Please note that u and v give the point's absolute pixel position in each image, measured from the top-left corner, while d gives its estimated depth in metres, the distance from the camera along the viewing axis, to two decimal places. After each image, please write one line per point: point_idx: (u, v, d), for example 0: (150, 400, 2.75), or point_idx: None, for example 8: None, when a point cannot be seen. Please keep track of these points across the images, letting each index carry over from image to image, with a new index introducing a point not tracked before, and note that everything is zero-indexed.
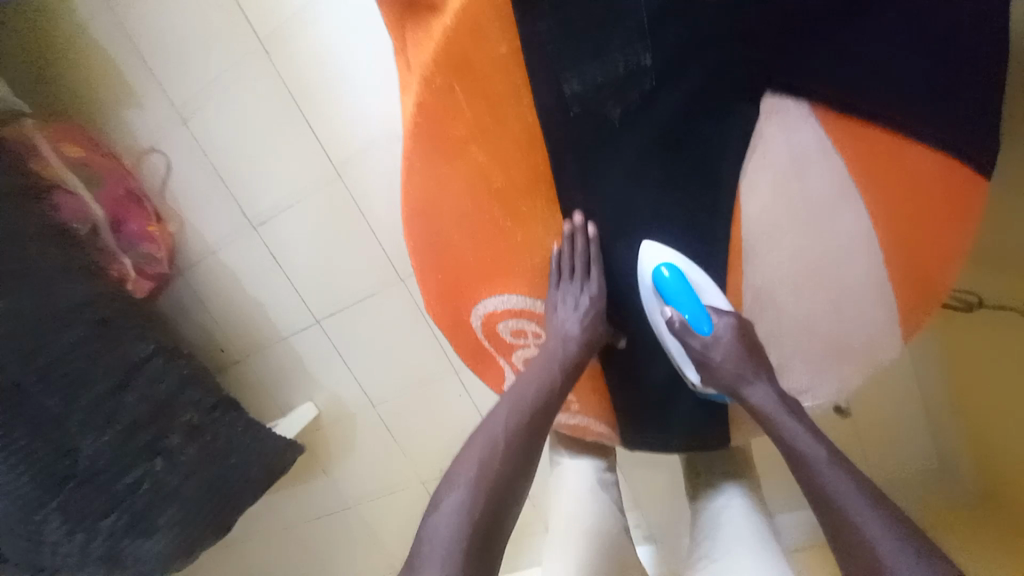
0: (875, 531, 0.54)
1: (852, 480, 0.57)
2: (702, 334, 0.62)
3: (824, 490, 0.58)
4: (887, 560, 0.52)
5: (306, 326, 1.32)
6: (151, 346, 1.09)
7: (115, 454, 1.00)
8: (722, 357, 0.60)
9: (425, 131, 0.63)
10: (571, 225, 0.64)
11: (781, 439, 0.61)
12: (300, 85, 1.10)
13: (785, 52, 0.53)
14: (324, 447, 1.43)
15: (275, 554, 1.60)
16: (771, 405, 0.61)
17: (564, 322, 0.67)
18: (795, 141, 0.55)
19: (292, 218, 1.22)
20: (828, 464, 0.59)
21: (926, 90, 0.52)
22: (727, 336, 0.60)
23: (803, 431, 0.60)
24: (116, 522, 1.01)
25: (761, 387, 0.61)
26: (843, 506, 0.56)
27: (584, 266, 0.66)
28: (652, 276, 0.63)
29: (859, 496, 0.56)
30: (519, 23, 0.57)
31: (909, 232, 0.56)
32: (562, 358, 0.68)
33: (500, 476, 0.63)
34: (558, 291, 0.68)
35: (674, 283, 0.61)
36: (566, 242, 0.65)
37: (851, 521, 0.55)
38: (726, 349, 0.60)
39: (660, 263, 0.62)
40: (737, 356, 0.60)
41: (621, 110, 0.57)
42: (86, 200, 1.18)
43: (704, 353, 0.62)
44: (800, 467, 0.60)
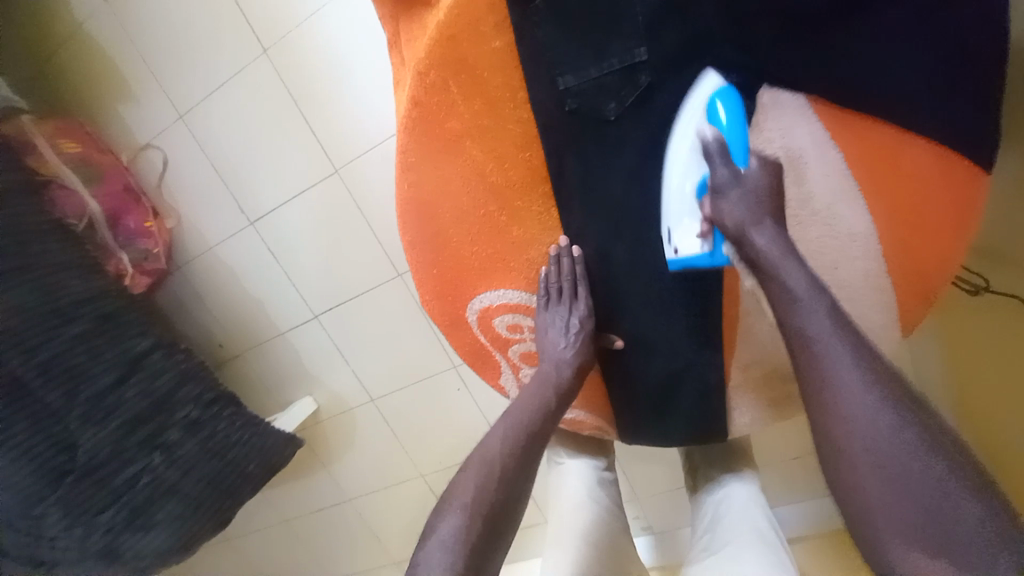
0: (877, 425, 0.46)
1: (864, 367, 0.47)
2: (736, 165, 0.54)
3: (823, 374, 0.49)
4: (851, 406, 0.47)
5: (306, 322, 1.32)
6: (151, 340, 1.08)
7: (115, 446, 1.01)
8: (742, 193, 0.53)
9: (420, 126, 0.63)
10: (558, 248, 0.66)
11: (784, 315, 0.51)
12: (297, 80, 1.10)
13: (782, 47, 0.52)
14: (324, 442, 1.44)
15: (276, 548, 1.61)
16: (779, 254, 0.51)
17: (556, 346, 0.68)
18: (792, 137, 0.54)
19: (290, 214, 1.22)
20: (840, 348, 0.48)
21: (923, 85, 0.52)
22: (760, 174, 0.53)
23: (817, 305, 0.50)
24: (116, 517, 1.01)
25: (772, 230, 0.52)
26: (824, 353, 0.49)
27: (571, 287, 0.66)
28: (711, 97, 0.54)
29: (866, 388, 0.47)
30: (514, 18, 0.56)
31: (907, 225, 0.56)
32: (557, 381, 0.69)
33: (496, 502, 0.62)
34: (548, 313, 0.68)
35: (730, 105, 0.53)
36: (553, 264, 0.66)
37: (847, 411, 0.47)
38: (752, 183, 0.52)
39: (722, 91, 0.53)
40: (762, 192, 0.52)
41: (616, 105, 0.56)
42: (85, 196, 1.17)
43: (724, 184, 0.54)
44: (802, 348, 0.50)
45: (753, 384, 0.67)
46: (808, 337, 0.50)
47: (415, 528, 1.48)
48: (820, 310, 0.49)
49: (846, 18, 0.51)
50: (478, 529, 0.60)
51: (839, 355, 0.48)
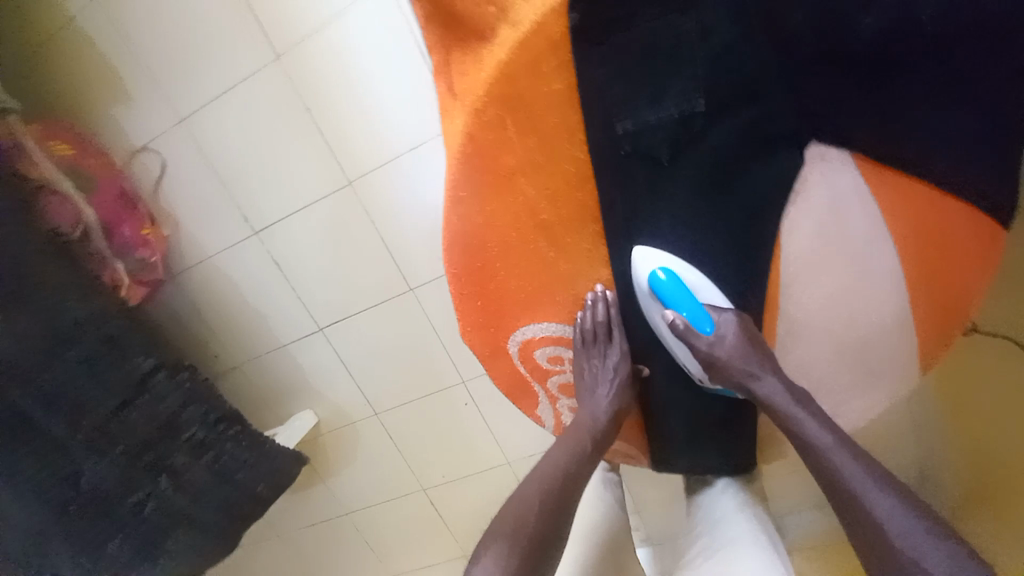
0: (911, 537, 0.53)
1: (859, 461, 0.58)
2: (705, 333, 0.63)
3: (833, 475, 0.59)
4: (888, 527, 0.55)
5: (310, 335, 1.29)
6: (156, 359, 1.06)
7: (122, 475, 0.98)
8: (727, 356, 0.62)
9: (473, 159, 0.64)
10: (593, 293, 0.68)
11: (788, 426, 0.61)
12: (313, 90, 1.07)
13: (837, 101, 0.54)
14: (324, 456, 1.42)
15: (269, 562, 1.58)
16: (783, 400, 0.61)
17: (595, 394, 0.71)
18: (836, 188, 0.57)
19: (297, 226, 1.19)
20: (837, 446, 0.59)
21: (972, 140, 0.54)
22: (730, 331, 0.62)
23: (808, 413, 0.60)
24: (121, 546, 1.00)
25: (770, 379, 0.62)
26: (848, 483, 0.57)
27: (607, 331, 0.69)
28: (648, 281, 0.64)
29: (901, 515, 0.55)
30: (576, 61, 0.59)
31: (936, 279, 0.59)
32: (591, 428, 0.70)
33: (543, 537, 0.64)
34: (586, 358, 0.71)
35: (671, 286, 0.63)
36: (588, 309, 0.69)
37: (864, 505, 0.56)
38: (730, 347, 0.62)
39: (654, 266, 0.63)
40: (742, 351, 0.61)
41: (671, 150, 0.59)
42: (78, 204, 1.12)
43: (709, 352, 0.63)
44: (833, 485, 0.59)
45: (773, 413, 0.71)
46: (812, 441, 0.60)
47: (411, 537, 1.48)
48: (811, 413, 0.61)
49: (896, 75, 0.52)
50: (513, 560, 0.62)
51: (840, 455, 0.59)
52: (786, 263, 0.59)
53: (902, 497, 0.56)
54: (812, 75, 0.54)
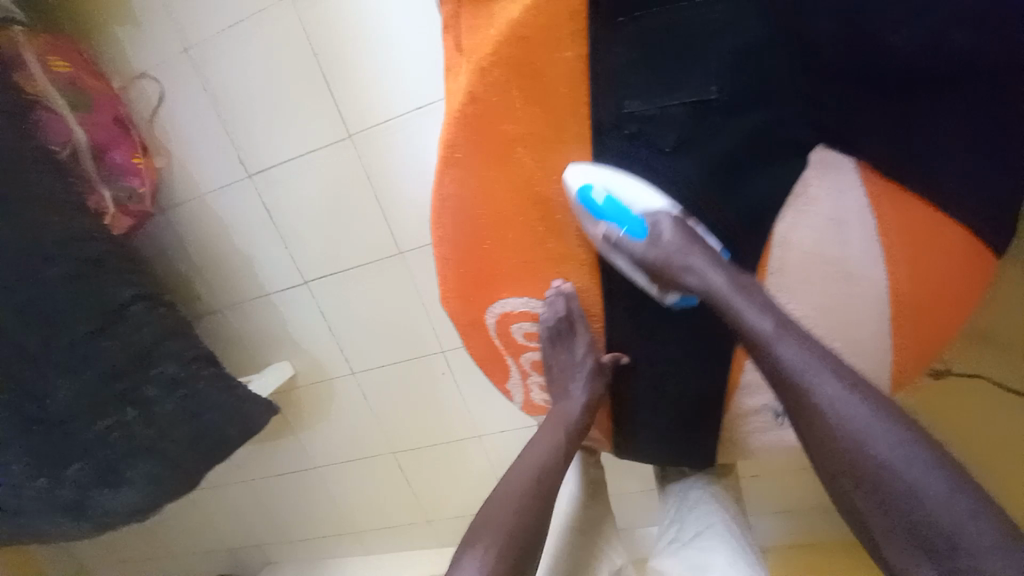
0: (883, 444, 0.52)
1: (841, 381, 0.55)
2: (636, 237, 0.62)
3: (801, 387, 0.55)
4: (859, 437, 0.52)
5: (294, 286, 1.28)
6: (136, 290, 1.05)
7: (89, 400, 0.97)
8: (666, 255, 0.60)
9: (473, 123, 0.62)
10: (553, 289, 0.69)
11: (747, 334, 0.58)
12: (323, 35, 1.03)
13: (848, 106, 0.53)
14: (297, 408, 1.42)
15: (233, 507, 1.60)
16: (728, 290, 0.58)
17: (570, 388, 0.72)
18: (837, 197, 0.55)
19: (292, 174, 1.16)
20: (828, 380, 0.55)
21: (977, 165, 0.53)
22: (667, 226, 0.60)
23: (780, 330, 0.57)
24: (81, 471, 1.00)
25: (713, 275, 0.59)
26: (816, 394, 0.54)
27: (572, 326, 0.69)
28: (581, 202, 0.62)
29: (874, 424, 0.53)
30: (592, 33, 0.57)
31: (925, 304, 0.58)
32: (569, 417, 0.72)
33: (525, 529, 0.65)
34: (558, 350, 0.72)
35: (602, 201, 0.61)
36: (549, 305, 0.69)
37: (848, 429, 0.53)
38: (669, 243, 0.60)
39: (584, 181, 0.61)
40: (681, 246, 0.59)
41: (676, 138, 0.57)
42: (71, 123, 1.08)
43: (645, 256, 0.61)
44: (797, 393, 0.56)
45: (741, 422, 0.70)
46: (794, 370, 0.55)
47: (376, 498, 1.49)
48: (786, 335, 0.56)
49: (913, 86, 0.51)
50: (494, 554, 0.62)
51: (824, 378, 0.55)
52: (773, 266, 0.59)
53: (890, 421, 0.52)
54: (825, 77, 0.53)
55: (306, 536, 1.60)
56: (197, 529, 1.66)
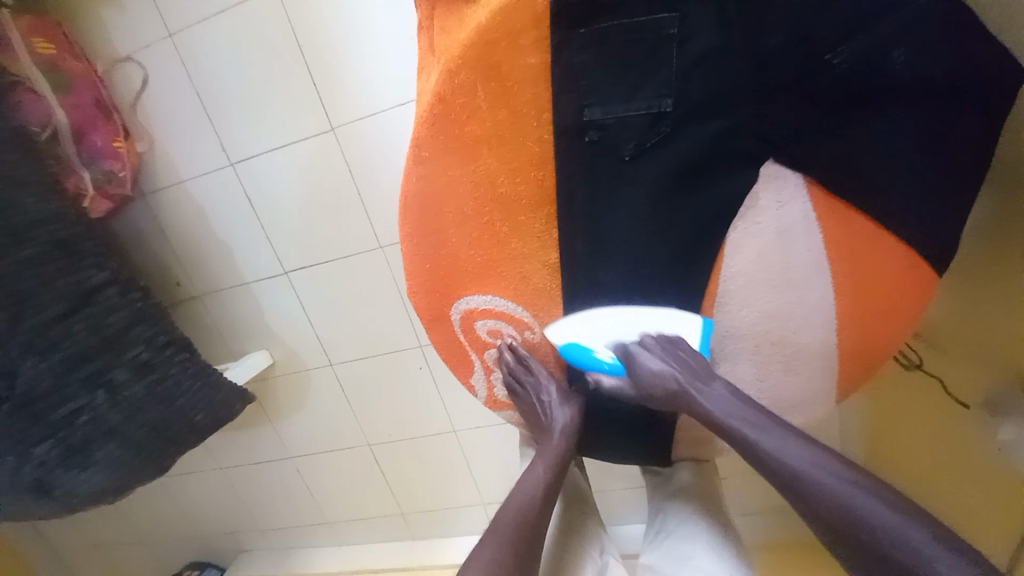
0: (839, 485, 0.56)
1: (783, 433, 0.60)
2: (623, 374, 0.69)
3: (751, 444, 0.60)
4: (815, 479, 0.57)
5: (273, 276, 1.28)
6: (109, 272, 1.06)
7: (57, 380, 0.97)
8: (654, 387, 0.65)
9: (439, 122, 0.66)
10: (496, 347, 0.76)
11: (716, 421, 0.62)
12: (306, 25, 1.04)
13: (797, 123, 0.55)
14: (274, 397, 1.43)
15: (210, 495, 1.61)
16: (709, 402, 0.63)
17: (554, 416, 0.75)
18: (786, 210, 0.57)
19: (274, 164, 1.17)
20: (772, 434, 0.60)
21: (918, 183, 0.56)
22: (645, 360, 0.66)
23: (729, 400, 0.62)
24: (50, 452, 0.98)
25: (696, 391, 0.63)
26: (765, 447, 0.59)
27: (524, 370, 0.75)
28: (568, 354, 0.70)
29: (823, 466, 0.57)
30: (555, 39, 0.59)
31: (870, 314, 0.60)
32: (557, 441, 0.74)
33: (518, 550, 0.67)
34: (529, 394, 0.76)
35: (583, 354, 0.69)
36: (503, 364, 0.76)
37: (802, 475, 0.57)
38: (651, 374, 0.65)
39: (568, 338, 0.69)
40: (662, 374, 0.64)
41: (635, 146, 0.59)
42: (50, 104, 1.09)
43: (635, 387, 0.67)
44: (748, 445, 0.61)
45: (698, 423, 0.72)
46: (742, 430, 0.61)
47: (352, 489, 1.50)
48: (735, 404, 0.62)
49: (860, 107, 0.54)
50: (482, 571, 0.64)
51: (768, 435, 0.60)
52: (726, 277, 0.60)
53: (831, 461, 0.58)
54: (782, 92, 0.54)
55: (282, 525, 1.61)
56: (173, 515, 1.66)
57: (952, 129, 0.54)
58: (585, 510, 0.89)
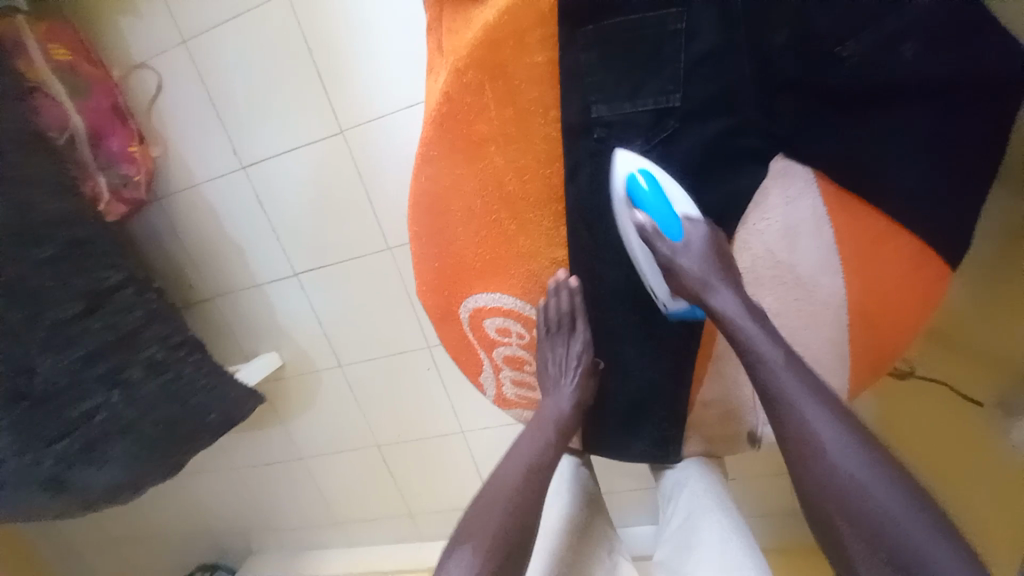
0: (854, 467, 0.53)
1: (832, 416, 0.55)
2: (672, 239, 0.60)
3: (780, 398, 0.56)
4: (832, 454, 0.53)
5: (283, 278, 1.30)
6: (125, 273, 1.09)
7: (73, 378, 0.99)
8: (688, 266, 0.59)
9: (446, 121, 0.66)
10: (555, 279, 0.69)
11: (748, 360, 0.58)
12: (316, 29, 1.05)
13: (804, 118, 0.55)
14: (284, 398, 1.44)
15: (221, 495, 1.62)
16: (737, 313, 0.58)
17: (560, 383, 0.72)
18: (795, 205, 0.57)
19: (284, 167, 1.19)
20: (808, 397, 0.55)
21: (932, 178, 0.55)
22: (699, 239, 0.59)
23: (780, 356, 0.57)
24: (66, 449, 0.99)
25: (728, 295, 0.59)
26: (794, 406, 0.55)
27: (572, 321, 0.70)
28: (625, 188, 0.60)
29: (847, 443, 0.53)
30: (562, 37, 0.59)
31: (881, 312, 0.59)
32: (559, 417, 0.72)
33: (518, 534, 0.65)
34: (550, 349, 0.73)
35: (650, 193, 0.59)
36: (552, 295, 0.69)
37: (824, 460, 0.54)
38: (694, 257, 0.59)
39: (633, 171, 0.59)
40: (708, 261, 0.59)
41: (642, 143, 0.60)
42: (67, 108, 1.11)
43: (671, 259, 0.60)
44: (775, 399, 0.56)
45: (709, 421, 0.72)
46: (774, 382, 0.56)
47: (361, 489, 1.51)
48: (790, 370, 0.56)
49: (869, 101, 0.53)
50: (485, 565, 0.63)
51: (813, 410, 0.55)
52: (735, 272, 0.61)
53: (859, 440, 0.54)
54: (787, 88, 0.55)
55: (291, 525, 1.62)
56: (185, 515, 1.68)
57: (969, 128, 0.53)
58: (586, 503, 0.88)
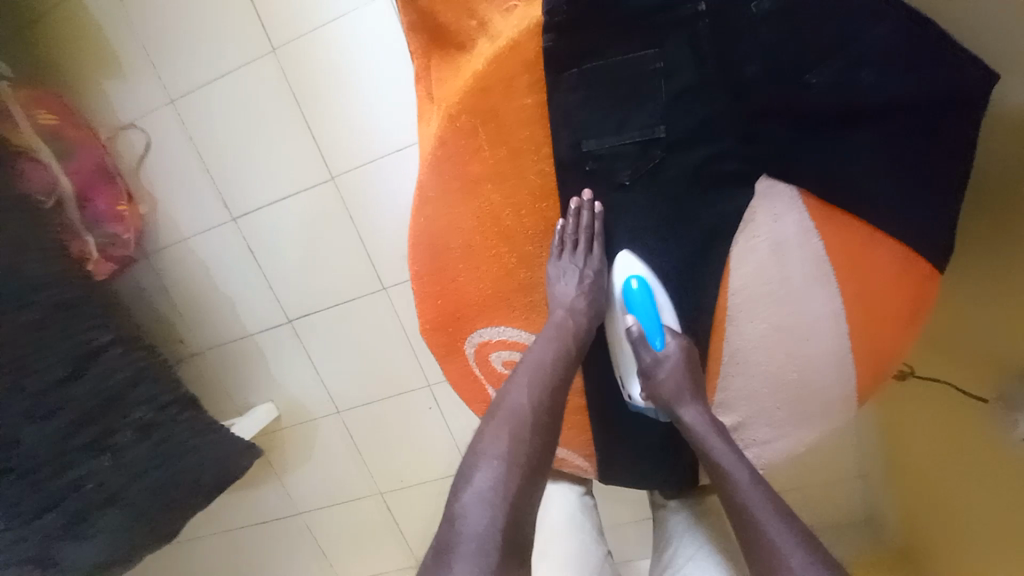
0: (808, 569, 0.54)
1: (796, 535, 0.56)
2: (656, 348, 0.67)
3: (737, 502, 0.60)
4: (787, 558, 0.55)
5: (277, 326, 1.29)
6: (111, 334, 1.06)
7: (55, 450, 0.94)
8: (665, 374, 0.65)
9: (441, 164, 0.68)
10: (579, 201, 0.66)
11: (712, 465, 0.63)
12: (303, 82, 1.09)
13: (784, 142, 0.58)
14: (281, 450, 1.39)
15: (214, 561, 1.54)
16: (704, 428, 0.64)
17: (567, 293, 0.68)
18: (782, 221, 0.59)
19: (276, 216, 1.19)
20: (765, 504, 0.59)
21: (904, 190, 0.58)
22: (675, 354, 0.66)
23: (747, 474, 0.61)
24: (54, 522, 0.94)
25: (694, 408, 0.65)
26: (752, 511, 0.59)
27: (587, 241, 0.67)
28: (620, 288, 0.69)
29: (800, 547, 0.55)
30: (548, 80, 0.62)
31: (874, 320, 0.61)
32: (572, 329, 0.68)
33: (523, 500, 0.59)
34: (559, 264, 0.69)
35: (639, 294, 0.67)
36: (571, 217, 0.66)
37: (789, 574, 0.54)
38: (671, 366, 0.65)
39: (627, 275, 0.68)
40: (679, 375, 0.65)
41: (632, 171, 0.62)
42: (55, 171, 1.12)
43: (653, 365, 0.66)
44: (734, 503, 0.60)
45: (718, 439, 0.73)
46: (735, 488, 0.61)
47: (363, 540, 1.45)
48: (758, 491, 0.60)
49: (841, 123, 0.57)
50: (497, 553, 0.56)
51: (767, 516, 0.58)
52: (733, 295, 0.62)
53: (813, 546, 0.56)
54: (767, 112, 0.57)
55: None
56: None
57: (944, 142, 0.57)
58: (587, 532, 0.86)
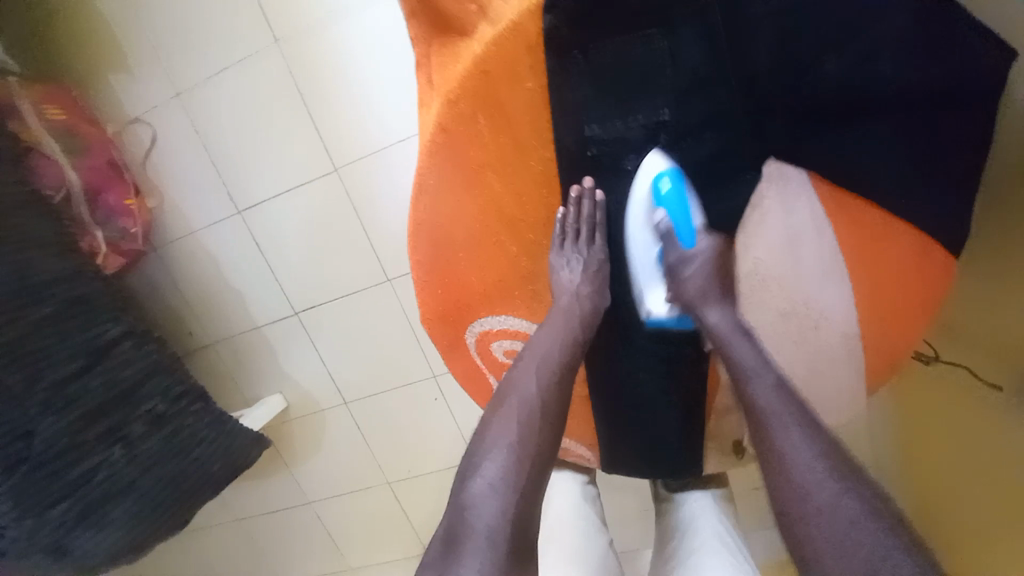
0: (812, 475, 0.51)
1: (811, 441, 0.53)
2: (685, 246, 0.64)
3: (753, 405, 0.57)
4: (792, 460, 0.53)
5: (284, 318, 1.29)
6: (122, 327, 1.07)
7: (72, 439, 0.96)
8: (692, 272, 0.64)
9: (442, 152, 0.66)
10: (580, 189, 0.65)
11: (731, 365, 0.60)
12: (305, 73, 1.08)
13: (792, 125, 0.56)
14: (290, 441, 1.41)
15: (227, 550, 1.57)
16: (728, 328, 0.61)
17: (571, 282, 0.67)
18: (791, 207, 0.59)
19: (282, 209, 1.19)
20: (782, 409, 0.56)
21: (920, 172, 0.56)
22: (705, 253, 0.63)
23: (768, 378, 0.58)
24: (67, 513, 0.95)
25: (719, 308, 0.62)
26: (765, 415, 0.56)
27: (590, 231, 0.67)
28: (648, 188, 0.63)
29: (809, 453, 0.52)
30: (550, 64, 0.61)
31: (885, 305, 0.60)
32: (580, 316, 0.67)
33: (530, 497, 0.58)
34: (562, 254, 0.68)
35: (671, 197, 0.62)
36: (572, 206, 0.66)
37: (790, 473, 0.52)
38: (700, 264, 0.63)
39: (657, 174, 0.61)
40: (708, 273, 0.62)
41: (636, 157, 0.63)
42: (64, 165, 1.12)
43: (681, 263, 0.65)
44: (751, 408, 0.58)
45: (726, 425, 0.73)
46: (751, 393, 0.58)
47: (372, 529, 1.46)
48: (777, 394, 0.56)
49: (855, 105, 0.55)
50: (505, 546, 0.55)
51: (781, 417, 0.55)
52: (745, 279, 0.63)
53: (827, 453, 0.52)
54: (776, 94, 0.56)
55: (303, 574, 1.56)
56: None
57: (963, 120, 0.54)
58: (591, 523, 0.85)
